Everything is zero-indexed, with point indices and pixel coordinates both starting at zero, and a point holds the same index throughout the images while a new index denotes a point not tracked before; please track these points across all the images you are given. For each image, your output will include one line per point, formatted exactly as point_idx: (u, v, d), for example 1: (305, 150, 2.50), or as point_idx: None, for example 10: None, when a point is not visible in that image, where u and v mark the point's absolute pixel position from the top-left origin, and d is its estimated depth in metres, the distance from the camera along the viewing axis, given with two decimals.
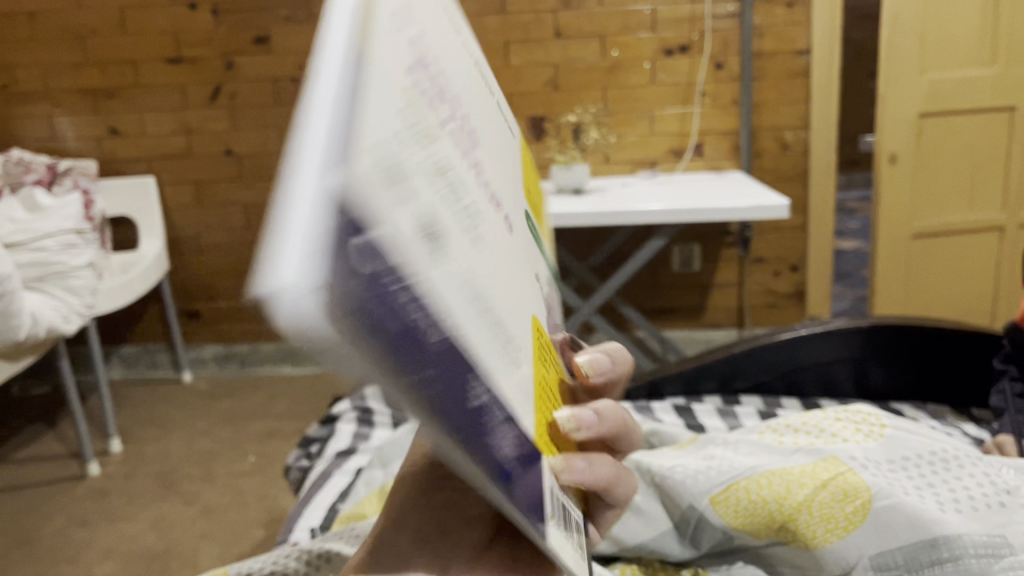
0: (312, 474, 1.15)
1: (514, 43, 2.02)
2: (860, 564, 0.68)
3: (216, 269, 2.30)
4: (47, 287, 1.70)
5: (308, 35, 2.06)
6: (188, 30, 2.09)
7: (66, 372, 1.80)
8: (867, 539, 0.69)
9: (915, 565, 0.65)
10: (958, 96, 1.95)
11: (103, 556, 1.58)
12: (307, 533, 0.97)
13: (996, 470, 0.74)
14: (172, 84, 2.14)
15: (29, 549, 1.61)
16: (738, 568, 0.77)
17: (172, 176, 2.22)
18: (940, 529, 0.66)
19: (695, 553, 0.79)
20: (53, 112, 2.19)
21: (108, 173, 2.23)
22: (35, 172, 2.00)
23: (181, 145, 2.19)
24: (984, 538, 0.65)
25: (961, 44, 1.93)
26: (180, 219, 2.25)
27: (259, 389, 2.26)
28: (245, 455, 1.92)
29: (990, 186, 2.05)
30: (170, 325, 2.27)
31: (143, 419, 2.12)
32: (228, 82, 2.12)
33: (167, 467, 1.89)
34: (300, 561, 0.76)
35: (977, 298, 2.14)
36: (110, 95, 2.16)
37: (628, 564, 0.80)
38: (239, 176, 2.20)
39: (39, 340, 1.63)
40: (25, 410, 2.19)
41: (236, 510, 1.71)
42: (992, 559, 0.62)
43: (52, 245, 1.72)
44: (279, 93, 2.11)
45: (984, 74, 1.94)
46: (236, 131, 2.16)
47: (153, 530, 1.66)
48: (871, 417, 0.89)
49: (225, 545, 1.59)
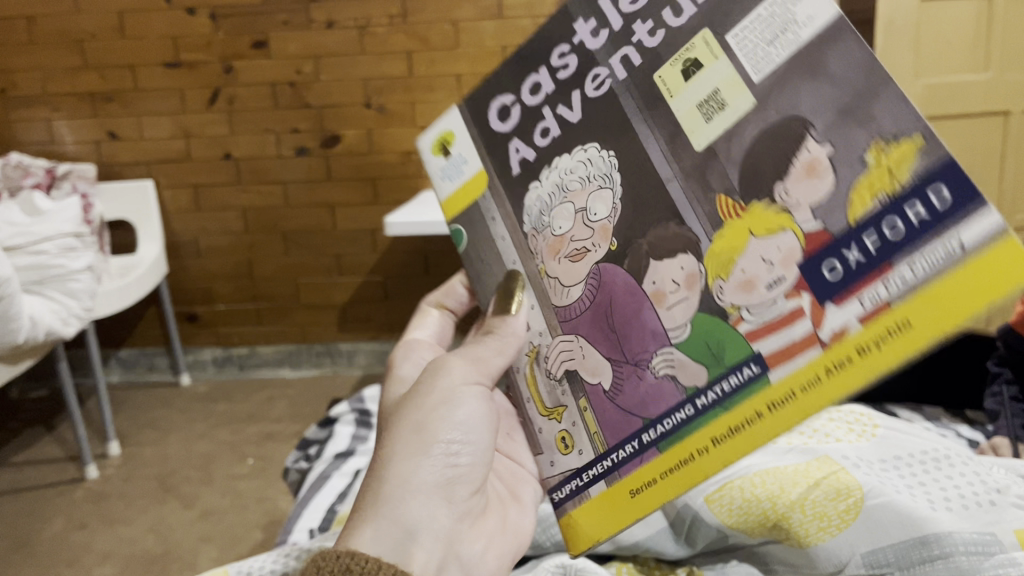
0: (311, 474, 1.15)
1: (511, 48, 2.01)
2: (852, 562, 0.69)
3: (215, 274, 2.31)
4: (46, 290, 1.71)
5: (306, 40, 2.06)
6: (185, 34, 2.09)
7: (65, 376, 1.80)
8: (860, 536, 0.70)
9: (907, 564, 0.67)
10: (952, 100, 1.97)
11: (103, 559, 1.59)
12: (305, 534, 0.99)
13: (984, 470, 0.76)
14: (170, 88, 2.14)
15: (28, 552, 1.62)
16: (732, 566, 0.77)
17: (170, 179, 2.23)
18: (930, 528, 0.67)
19: (690, 552, 0.79)
20: (52, 116, 2.20)
21: (107, 177, 2.25)
22: (34, 176, 2.00)
23: (180, 149, 2.20)
24: (975, 535, 0.67)
25: (955, 50, 1.94)
26: (179, 223, 2.27)
27: (257, 392, 2.27)
28: (244, 458, 1.93)
29: (984, 190, 2.07)
30: (168, 328, 2.28)
31: (142, 422, 2.13)
32: (227, 86, 2.12)
33: (166, 470, 1.90)
34: (299, 560, 0.78)
35: None
36: (109, 99, 2.17)
37: (624, 563, 0.80)
38: (237, 180, 2.21)
39: (38, 343, 1.64)
40: (24, 413, 2.20)
41: (235, 513, 1.72)
42: (982, 557, 0.64)
43: (52, 248, 1.73)
44: (278, 98, 2.12)
45: (977, 79, 1.96)
46: (235, 135, 2.17)
47: (152, 533, 1.67)
48: (863, 418, 0.91)
49: (224, 547, 1.60)
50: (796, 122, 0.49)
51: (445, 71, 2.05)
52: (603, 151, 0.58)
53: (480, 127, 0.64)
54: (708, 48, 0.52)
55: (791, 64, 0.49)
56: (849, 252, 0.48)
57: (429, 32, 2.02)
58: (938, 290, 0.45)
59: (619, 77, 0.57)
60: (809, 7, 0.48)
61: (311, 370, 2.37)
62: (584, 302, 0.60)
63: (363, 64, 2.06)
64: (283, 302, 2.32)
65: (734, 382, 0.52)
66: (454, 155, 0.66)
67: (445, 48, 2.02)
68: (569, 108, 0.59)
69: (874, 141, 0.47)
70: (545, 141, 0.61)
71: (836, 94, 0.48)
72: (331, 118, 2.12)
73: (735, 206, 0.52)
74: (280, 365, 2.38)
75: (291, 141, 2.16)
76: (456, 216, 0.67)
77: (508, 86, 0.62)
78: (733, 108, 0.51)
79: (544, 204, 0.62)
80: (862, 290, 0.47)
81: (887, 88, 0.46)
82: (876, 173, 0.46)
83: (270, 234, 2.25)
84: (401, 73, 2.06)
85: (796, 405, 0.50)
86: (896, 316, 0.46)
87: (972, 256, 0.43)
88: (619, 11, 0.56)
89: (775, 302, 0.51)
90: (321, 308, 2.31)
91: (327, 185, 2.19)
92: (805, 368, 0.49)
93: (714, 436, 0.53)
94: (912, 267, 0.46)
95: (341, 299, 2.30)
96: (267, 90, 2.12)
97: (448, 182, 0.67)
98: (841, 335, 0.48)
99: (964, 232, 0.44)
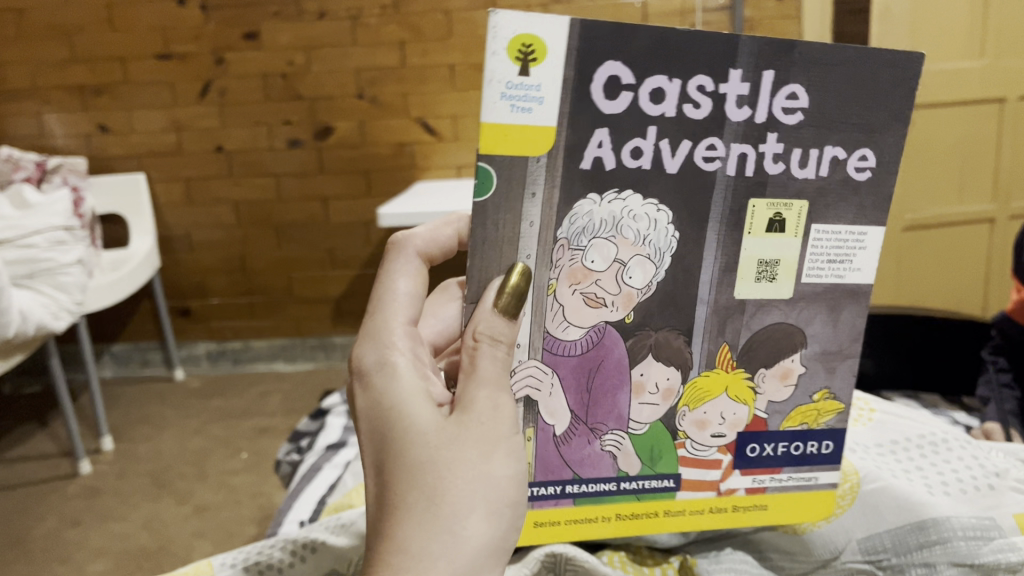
0: (302, 467, 1.14)
1: None
2: (848, 549, 0.68)
3: (208, 268, 2.30)
4: (36, 284, 1.69)
5: (298, 31, 2.04)
6: (175, 25, 2.06)
7: (57, 371, 1.78)
8: (855, 523, 0.69)
9: (903, 549, 0.66)
10: (949, 88, 1.96)
11: (96, 555, 1.58)
12: (295, 526, 0.98)
13: (983, 454, 0.75)
14: (160, 81, 2.12)
15: (22, 547, 1.61)
16: (726, 555, 0.72)
17: (162, 173, 2.22)
18: (929, 512, 0.67)
19: (683, 540, 0.74)
20: (40, 109, 2.18)
21: (97, 170, 2.23)
22: (24, 170, 1.98)
23: (171, 142, 2.18)
24: (974, 520, 0.67)
25: (953, 36, 1.93)
26: (170, 216, 2.25)
27: (250, 387, 2.25)
28: (238, 453, 1.92)
29: (980, 178, 2.06)
30: (161, 322, 2.26)
31: (135, 418, 2.11)
32: (218, 78, 2.10)
33: (160, 466, 1.88)
34: (284, 551, 0.76)
35: (967, 289, 2.17)
36: (98, 93, 2.15)
37: (616, 552, 0.73)
38: (228, 173, 2.19)
39: (28, 338, 1.62)
40: (16, 408, 2.19)
41: (229, 508, 1.70)
42: (981, 542, 0.65)
43: (41, 242, 1.70)
44: (269, 90, 2.10)
45: (973, 66, 1.95)
46: (227, 128, 2.15)
47: (146, 528, 1.66)
48: (859, 402, 0.88)
49: (218, 543, 1.59)
50: (799, 336, 0.58)
51: (438, 61, 2.03)
52: (670, 224, 0.52)
53: (579, 86, 0.48)
54: (797, 220, 0.54)
55: (827, 290, 0.57)
56: (768, 445, 0.60)
57: (422, 22, 2.00)
58: (791, 500, 0.61)
59: (728, 170, 0.52)
60: (865, 260, 0.56)
61: (306, 364, 2.36)
62: (576, 347, 0.55)
63: (355, 55, 2.05)
64: (276, 296, 2.31)
65: (653, 483, 0.59)
66: (531, 80, 0.47)
67: (438, 39, 2.01)
68: (673, 154, 0.51)
69: (823, 389, 0.59)
70: (633, 164, 0.50)
71: (831, 338, 0.58)
72: (324, 110, 2.11)
73: (730, 361, 0.57)
74: (273, 359, 2.37)
75: (283, 133, 2.14)
76: (495, 156, 0.48)
77: (635, 66, 0.48)
78: (777, 286, 0.56)
79: (591, 227, 0.52)
80: (759, 473, 0.60)
81: (852, 359, 0.59)
82: (810, 408, 0.60)
83: (262, 228, 2.24)
84: (394, 63, 2.05)
85: (679, 519, 0.60)
86: (763, 498, 0.61)
87: (819, 491, 0.61)
88: (771, 106, 0.51)
89: (709, 448, 0.59)
90: (315, 301, 2.30)
91: (320, 178, 2.17)
92: (696, 500, 0.60)
93: (620, 511, 0.59)
94: (789, 475, 0.61)
95: (334, 293, 2.29)
96: (258, 82, 2.10)
97: (504, 108, 0.47)
98: (730, 493, 0.60)
99: (827, 476, 0.61)
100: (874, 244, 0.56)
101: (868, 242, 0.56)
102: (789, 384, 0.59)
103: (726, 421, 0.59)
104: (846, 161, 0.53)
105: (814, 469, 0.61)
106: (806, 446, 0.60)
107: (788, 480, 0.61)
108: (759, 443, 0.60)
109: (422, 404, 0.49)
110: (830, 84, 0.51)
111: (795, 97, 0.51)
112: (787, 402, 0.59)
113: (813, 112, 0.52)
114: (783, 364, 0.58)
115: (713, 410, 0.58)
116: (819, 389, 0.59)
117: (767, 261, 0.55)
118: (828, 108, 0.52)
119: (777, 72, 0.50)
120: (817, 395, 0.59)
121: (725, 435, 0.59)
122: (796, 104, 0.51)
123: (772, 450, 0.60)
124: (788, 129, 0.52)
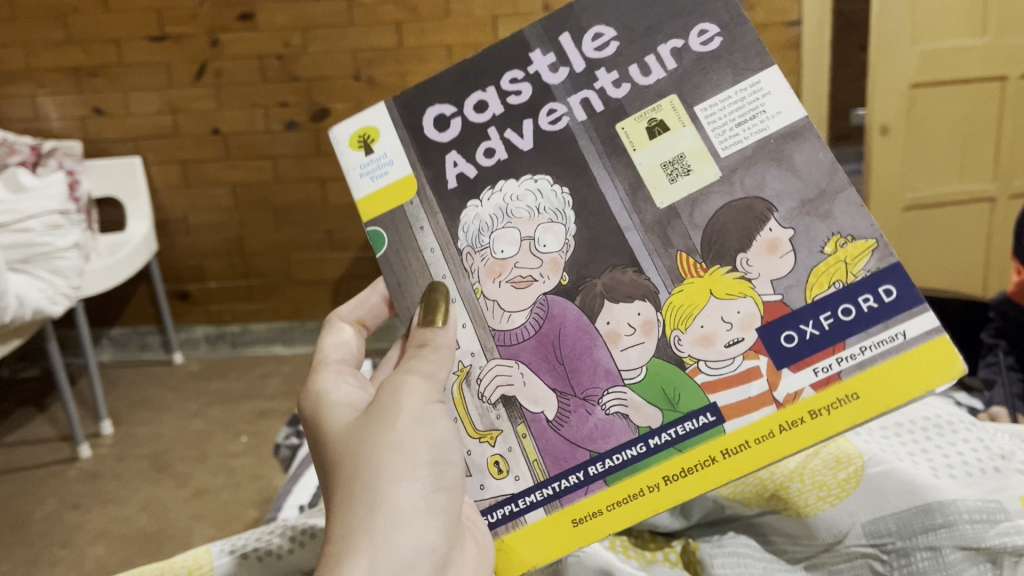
0: (300, 452, 1.14)
1: (503, 17, 1.99)
2: (853, 532, 0.68)
3: (205, 251, 2.29)
4: (32, 269, 1.68)
5: (292, 11, 2.02)
6: (169, 7, 2.04)
7: (55, 356, 1.77)
8: (860, 506, 0.69)
9: (909, 532, 0.65)
10: (950, 66, 1.95)
11: (96, 538, 1.58)
12: (294, 510, 0.98)
13: (988, 435, 0.75)
14: (156, 62, 2.10)
15: (21, 532, 1.61)
16: (729, 537, 0.72)
17: (158, 156, 2.20)
18: (934, 496, 0.66)
19: (685, 524, 0.75)
20: (36, 92, 2.16)
21: (93, 153, 2.21)
22: (19, 154, 1.96)
23: (167, 125, 2.16)
24: (980, 503, 0.66)
25: (954, 13, 1.90)
26: (167, 199, 2.24)
27: (250, 369, 2.24)
28: (238, 435, 1.91)
29: (981, 156, 2.05)
30: (159, 306, 2.26)
31: (134, 401, 2.11)
32: (214, 61, 2.08)
33: (159, 449, 1.88)
34: (284, 538, 0.76)
35: (967, 269, 2.16)
36: (93, 75, 2.13)
37: (618, 536, 0.74)
38: (225, 156, 2.18)
39: (26, 321, 1.62)
40: (15, 393, 2.18)
41: (229, 491, 1.70)
42: (987, 526, 0.64)
43: (36, 226, 1.69)
44: (266, 72, 2.08)
45: (974, 44, 1.93)
46: (223, 110, 2.13)
47: (145, 512, 1.65)
48: None
49: (218, 526, 1.59)
50: (759, 203, 0.53)
51: (435, 42, 2.02)
52: (554, 185, 0.56)
53: (414, 134, 0.58)
54: (680, 110, 0.54)
55: (758, 148, 0.53)
56: (807, 326, 0.52)
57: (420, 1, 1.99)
58: (885, 369, 0.50)
59: (578, 118, 0.56)
60: (778, 102, 0.52)
61: (305, 346, 2.35)
62: (528, 330, 0.56)
63: (352, 36, 2.03)
64: (275, 279, 2.31)
65: (686, 429, 0.53)
66: (377, 153, 0.59)
67: (434, 19, 2.00)
68: (520, 135, 0.56)
69: (834, 235, 0.51)
70: (490, 160, 0.57)
71: (800, 187, 0.52)
72: (321, 92, 2.09)
73: (696, 264, 0.54)
74: (271, 342, 2.36)
75: (279, 115, 2.12)
76: (376, 218, 0.58)
77: (449, 97, 0.57)
78: (698, 175, 0.53)
79: (485, 224, 0.57)
80: (816, 360, 0.51)
81: (846, 191, 0.51)
82: (833, 263, 0.51)
83: (260, 211, 2.23)
84: (390, 44, 2.03)
85: (745, 456, 0.52)
86: (844, 389, 0.51)
87: (915, 347, 0.50)
88: (582, 55, 0.56)
89: (733, 360, 0.53)
90: (315, 283, 2.30)
91: (317, 161, 2.16)
92: (758, 424, 0.52)
93: (664, 475, 0.53)
94: (861, 347, 0.51)
95: (332, 275, 2.28)
96: (255, 64, 2.08)
97: (367, 182, 0.59)
98: (795, 398, 0.51)
99: (912, 325, 0.50)
100: (775, 84, 0.52)
101: (769, 86, 0.52)
102: (789, 251, 0.52)
103: (732, 325, 0.53)
104: (686, 47, 0.54)
105: (890, 323, 0.50)
106: (866, 304, 0.51)
107: (865, 353, 0.50)
108: (787, 326, 0.52)
109: (338, 411, 0.56)
110: (622, 6, 0.55)
111: (600, 35, 0.55)
112: (798, 268, 0.52)
113: (624, 32, 0.55)
114: (768, 238, 0.52)
115: (707, 320, 0.53)
116: (822, 240, 0.52)
117: (678, 160, 0.54)
118: (635, 24, 0.55)
119: (571, 32, 0.56)
120: (828, 246, 0.51)
121: (742, 340, 0.53)
122: (606, 40, 0.55)
123: (822, 329, 0.51)
124: (611, 60, 0.55)
